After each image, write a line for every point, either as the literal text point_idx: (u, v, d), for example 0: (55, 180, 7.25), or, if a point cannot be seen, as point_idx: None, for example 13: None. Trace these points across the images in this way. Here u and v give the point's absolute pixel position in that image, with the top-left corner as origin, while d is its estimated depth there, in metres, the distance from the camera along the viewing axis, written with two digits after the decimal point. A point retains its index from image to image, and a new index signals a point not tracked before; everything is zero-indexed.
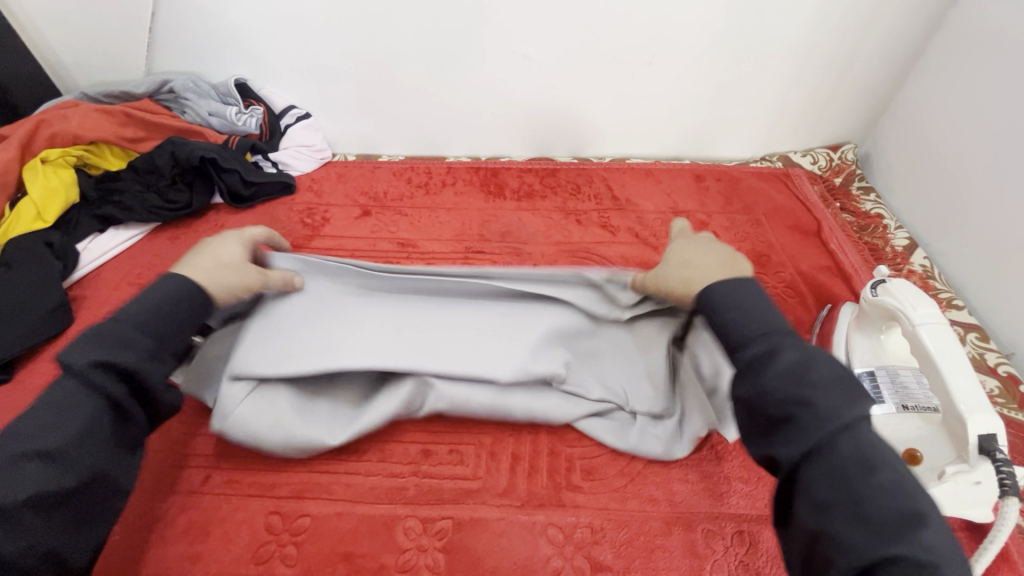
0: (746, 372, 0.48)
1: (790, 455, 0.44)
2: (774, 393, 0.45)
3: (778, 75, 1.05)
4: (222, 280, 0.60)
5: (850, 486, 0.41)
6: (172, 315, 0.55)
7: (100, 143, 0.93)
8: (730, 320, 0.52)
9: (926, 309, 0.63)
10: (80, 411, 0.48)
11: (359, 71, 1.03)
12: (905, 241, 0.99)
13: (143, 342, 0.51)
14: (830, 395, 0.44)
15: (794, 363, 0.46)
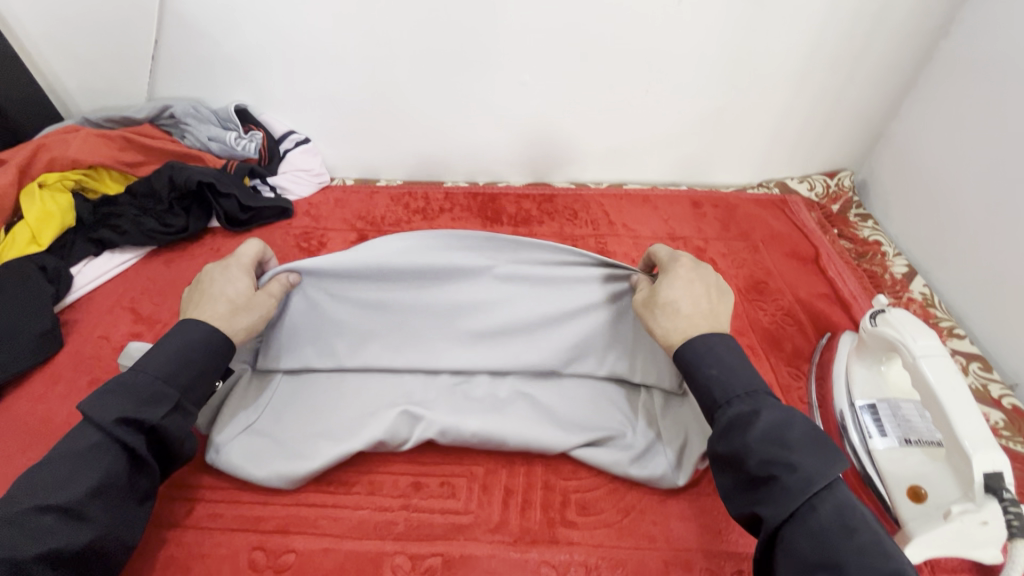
0: (728, 430, 0.53)
1: (775, 514, 0.48)
2: (758, 455, 0.50)
3: (774, 103, 1.06)
4: (243, 322, 0.63)
5: (830, 546, 0.45)
6: (192, 368, 0.59)
7: (99, 167, 0.94)
8: (713, 376, 0.56)
9: (926, 341, 0.62)
10: (101, 464, 0.52)
11: (359, 98, 1.04)
12: (904, 268, 0.98)
13: (165, 393, 0.56)
14: (807, 456, 0.48)
15: (774, 425, 0.51)
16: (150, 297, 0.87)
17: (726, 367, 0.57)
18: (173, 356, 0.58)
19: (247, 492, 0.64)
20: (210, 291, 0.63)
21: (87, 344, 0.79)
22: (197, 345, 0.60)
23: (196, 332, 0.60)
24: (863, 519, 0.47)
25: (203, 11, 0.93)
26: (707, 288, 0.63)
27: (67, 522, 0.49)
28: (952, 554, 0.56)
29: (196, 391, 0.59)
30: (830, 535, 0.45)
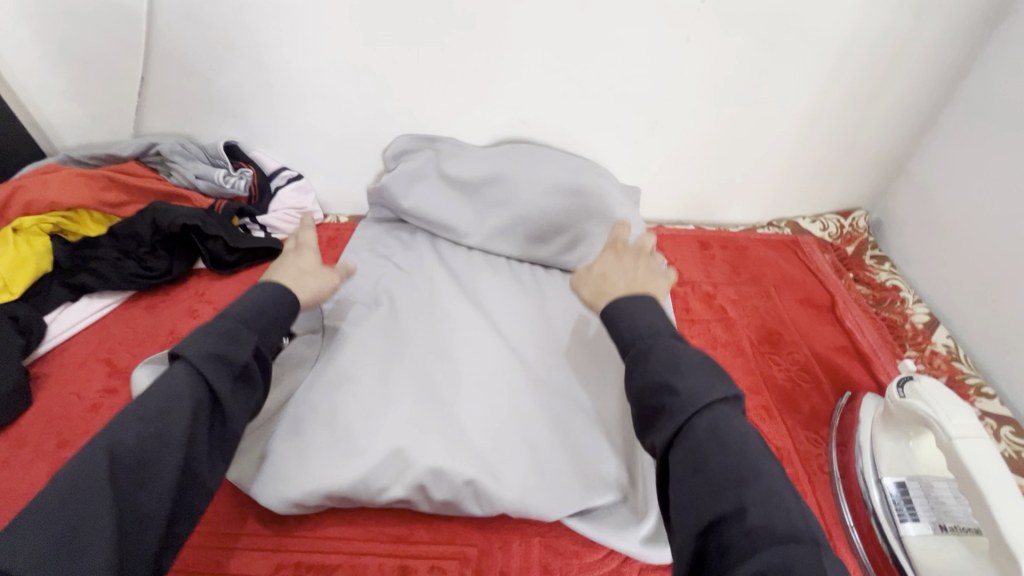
0: (636, 362, 0.50)
1: (662, 440, 0.46)
2: (649, 383, 0.48)
3: (784, 141, 1.02)
4: (309, 285, 0.71)
5: (705, 468, 0.42)
6: (267, 317, 0.60)
7: (80, 210, 0.89)
8: (624, 326, 0.54)
9: (961, 419, 0.56)
10: (188, 400, 0.50)
11: (354, 135, 1.01)
12: (925, 317, 0.92)
13: (248, 336, 0.56)
14: (691, 379, 0.46)
15: (664, 355, 0.49)
16: (128, 347, 0.82)
17: (638, 316, 0.54)
18: (251, 305, 0.60)
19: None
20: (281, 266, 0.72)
21: (56, 401, 0.75)
22: (268, 297, 0.62)
23: (261, 290, 0.62)
24: (741, 434, 0.44)
25: (192, 48, 0.90)
26: (641, 262, 0.66)
27: (164, 454, 0.47)
28: None
29: (270, 337, 0.60)
30: (704, 451, 0.43)
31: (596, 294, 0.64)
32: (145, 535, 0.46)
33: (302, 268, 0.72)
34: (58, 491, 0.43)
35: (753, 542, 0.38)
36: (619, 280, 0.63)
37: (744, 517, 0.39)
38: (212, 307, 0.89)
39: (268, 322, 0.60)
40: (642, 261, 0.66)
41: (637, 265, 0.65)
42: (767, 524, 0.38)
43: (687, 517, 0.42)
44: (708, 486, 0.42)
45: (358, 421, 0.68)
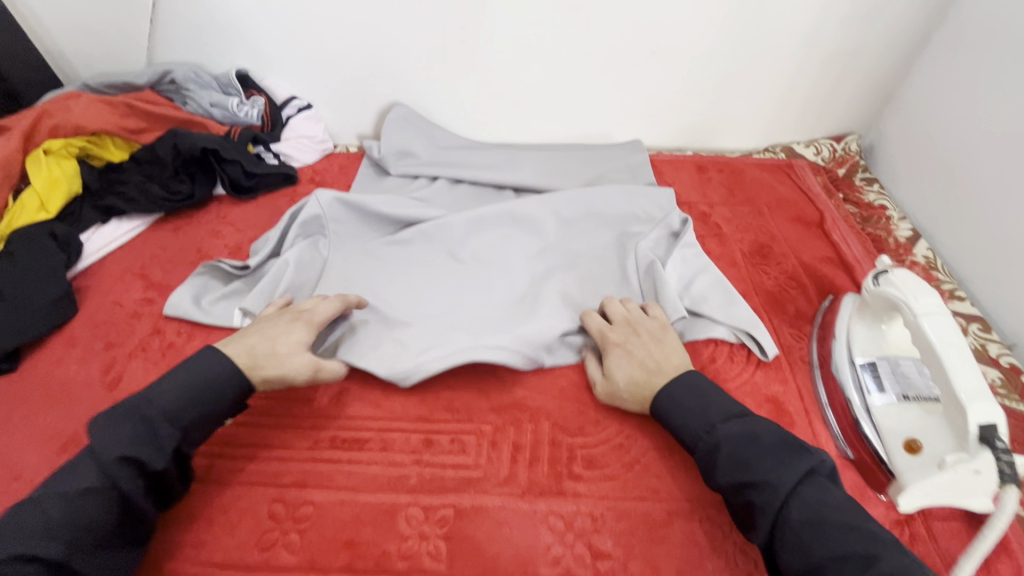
0: (707, 468, 0.57)
1: (762, 539, 0.52)
2: (729, 487, 0.55)
3: (782, 66, 1.04)
4: (266, 373, 0.62)
5: (814, 563, 0.48)
6: (198, 408, 0.58)
7: (102, 134, 0.94)
8: (681, 423, 0.61)
9: (928, 299, 0.62)
10: (83, 509, 0.50)
11: (359, 62, 1.03)
12: (908, 232, 0.98)
13: (169, 434, 0.55)
14: (768, 471, 0.53)
15: (735, 450, 0.56)
16: (160, 264, 0.88)
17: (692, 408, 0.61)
18: (182, 392, 0.58)
19: (265, 449, 0.67)
20: (250, 341, 0.64)
21: (100, 310, 0.81)
22: (214, 379, 0.59)
23: (221, 369, 0.60)
24: (833, 513, 0.50)
25: None
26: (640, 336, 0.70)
27: (55, 572, 0.48)
28: (944, 504, 0.58)
29: (195, 432, 0.58)
30: (808, 543, 0.49)
31: (638, 404, 0.66)
32: None
33: (275, 348, 0.63)
34: None
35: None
36: (644, 376, 0.66)
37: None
38: (234, 229, 0.94)
39: (203, 412, 0.58)
40: (644, 335, 0.70)
41: (647, 341, 0.69)
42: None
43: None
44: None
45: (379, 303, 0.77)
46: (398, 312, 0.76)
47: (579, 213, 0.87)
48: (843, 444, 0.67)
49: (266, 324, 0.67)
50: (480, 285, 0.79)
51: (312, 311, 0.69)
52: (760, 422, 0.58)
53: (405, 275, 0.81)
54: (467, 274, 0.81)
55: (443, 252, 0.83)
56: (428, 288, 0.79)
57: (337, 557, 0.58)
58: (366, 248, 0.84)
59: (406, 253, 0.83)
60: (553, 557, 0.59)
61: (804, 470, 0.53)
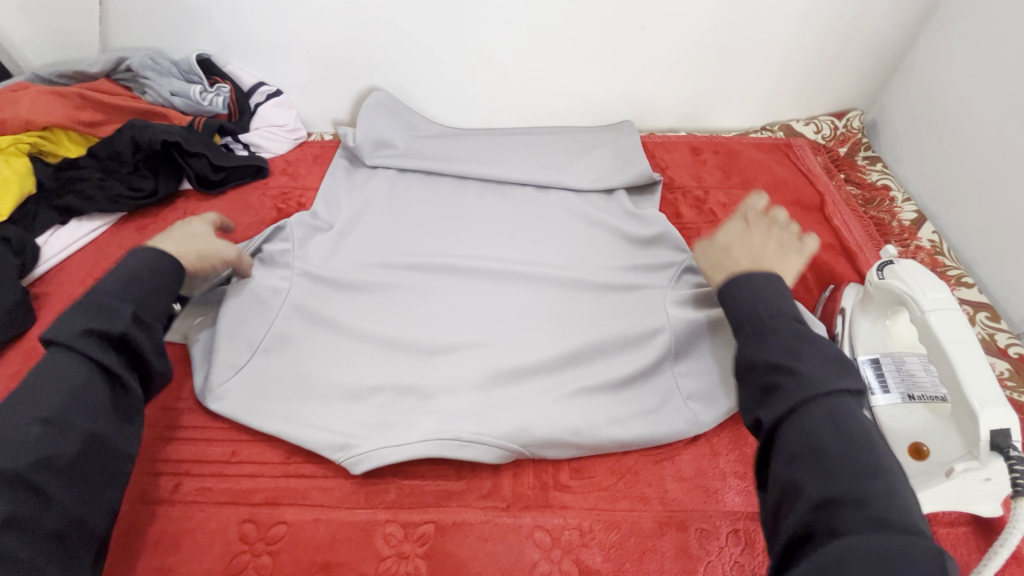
0: (751, 340, 0.48)
1: (772, 416, 0.44)
2: (764, 360, 0.46)
3: (781, 36, 0.97)
4: (194, 247, 0.66)
5: (820, 451, 0.41)
6: (146, 287, 0.58)
7: (55, 129, 0.87)
8: (746, 303, 0.50)
9: (936, 294, 0.58)
10: (70, 378, 0.51)
11: (328, 43, 0.96)
12: (913, 214, 0.93)
13: (122, 307, 0.55)
14: (812, 364, 0.44)
15: (788, 334, 0.47)
16: None
17: (761, 294, 0.50)
18: (127, 275, 0.58)
19: (237, 465, 0.63)
20: (164, 231, 0.67)
21: (61, 318, 0.76)
22: (144, 262, 0.59)
23: (150, 258, 0.60)
24: (859, 426, 0.42)
25: None
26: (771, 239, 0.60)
27: (53, 434, 0.49)
28: (949, 508, 0.56)
29: (152, 305, 0.58)
30: (818, 435, 0.41)
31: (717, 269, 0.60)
32: (56, 501, 0.48)
33: (193, 236, 0.67)
34: None
35: (865, 532, 0.36)
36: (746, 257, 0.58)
37: (864, 507, 0.38)
38: None
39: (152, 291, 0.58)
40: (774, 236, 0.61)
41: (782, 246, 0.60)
42: (888, 518, 0.37)
43: (796, 500, 0.40)
44: (825, 474, 0.40)
45: (361, 320, 0.74)
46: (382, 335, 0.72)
47: (562, 238, 0.85)
48: None
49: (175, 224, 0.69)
50: (461, 302, 0.76)
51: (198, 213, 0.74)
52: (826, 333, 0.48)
53: (390, 292, 0.77)
54: (449, 289, 0.78)
55: (428, 263, 0.81)
56: (415, 300, 0.77)
57: None
58: (347, 262, 0.81)
59: (389, 269, 0.80)
60: None
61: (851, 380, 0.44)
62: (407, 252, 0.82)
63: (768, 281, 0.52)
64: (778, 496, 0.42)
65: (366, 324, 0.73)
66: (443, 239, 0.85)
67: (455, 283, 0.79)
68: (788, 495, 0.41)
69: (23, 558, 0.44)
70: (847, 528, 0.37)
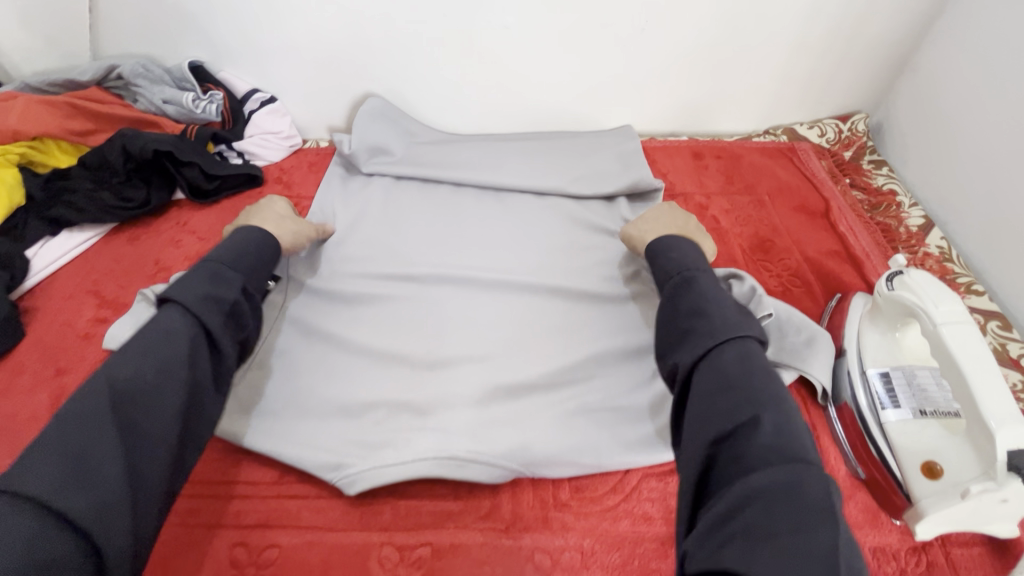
0: (674, 296, 0.61)
1: (688, 359, 0.54)
2: (683, 311, 0.58)
3: (784, 38, 0.95)
4: (290, 227, 0.75)
5: (725, 385, 0.50)
6: (247, 261, 0.64)
7: (44, 138, 0.85)
8: (672, 259, 0.65)
9: (949, 306, 0.56)
10: (186, 335, 0.53)
11: (324, 49, 0.95)
12: (921, 220, 0.91)
13: (233, 280, 0.60)
14: (722, 316, 0.56)
15: (704, 294, 0.59)
16: (115, 279, 0.82)
17: (683, 254, 0.66)
18: (236, 252, 0.64)
19: (227, 485, 0.61)
20: (256, 212, 0.76)
21: (50, 332, 0.75)
22: (249, 240, 0.67)
23: (250, 237, 0.67)
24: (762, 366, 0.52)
25: None
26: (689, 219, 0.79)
27: (164, 385, 0.50)
28: (964, 528, 0.54)
29: (254, 280, 0.64)
30: (727, 371, 0.51)
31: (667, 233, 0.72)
32: (160, 452, 0.48)
33: (281, 216, 0.76)
34: (56, 430, 0.44)
35: (762, 445, 0.45)
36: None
37: (759, 429, 0.46)
38: (196, 237, 0.88)
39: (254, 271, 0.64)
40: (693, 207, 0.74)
41: (687, 219, 0.79)
42: (781, 439, 0.45)
43: (705, 426, 0.48)
44: (730, 401, 0.49)
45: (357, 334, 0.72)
46: (378, 349, 0.70)
47: (562, 247, 0.83)
48: (854, 463, 0.61)
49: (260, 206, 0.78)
50: (458, 314, 0.74)
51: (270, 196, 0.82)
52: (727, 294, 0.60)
53: (386, 305, 0.75)
54: (447, 301, 0.76)
55: (425, 274, 0.79)
56: (411, 311, 0.75)
57: None
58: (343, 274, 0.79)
59: (385, 277, 0.78)
60: None
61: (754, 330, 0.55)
62: (404, 262, 0.81)
63: (688, 246, 0.68)
64: (693, 428, 0.50)
65: (362, 338, 0.72)
66: (440, 249, 0.83)
67: (452, 294, 0.77)
68: (699, 424, 0.49)
69: (134, 499, 0.45)
70: (747, 442, 0.45)
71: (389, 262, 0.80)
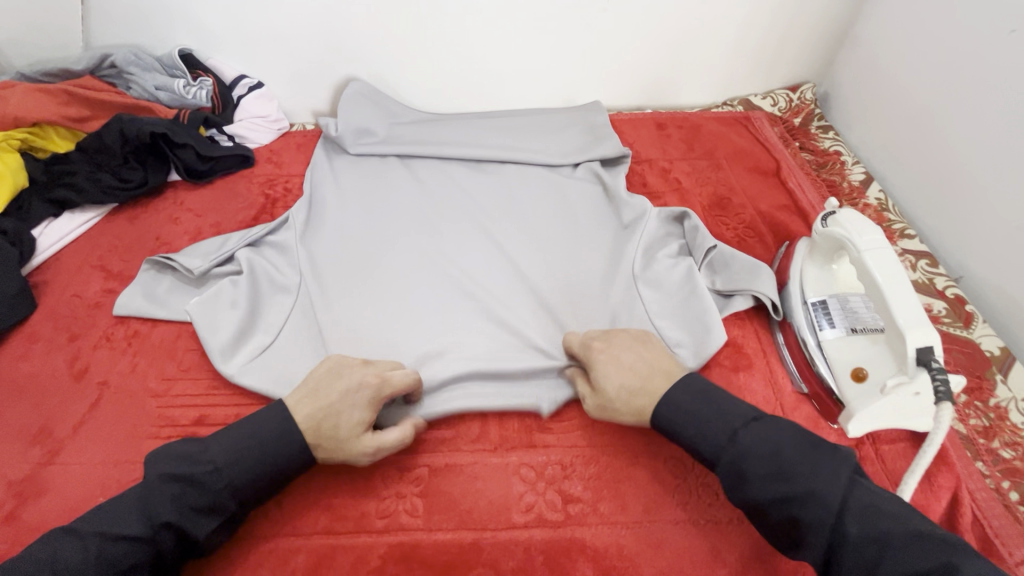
0: (736, 480, 0.53)
1: (816, 558, 0.49)
2: (766, 501, 0.51)
3: (736, 16, 1.03)
4: (335, 451, 0.58)
5: (877, 570, 0.46)
6: (261, 478, 0.55)
7: (43, 124, 0.90)
8: (693, 434, 0.56)
9: (870, 236, 0.65)
10: (128, 558, 0.50)
11: (308, 36, 1.00)
12: (862, 175, 1.01)
13: (225, 505, 0.54)
14: (807, 476, 0.50)
15: (759, 462, 0.52)
16: (118, 254, 0.87)
17: (693, 409, 0.57)
18: (236, 445, 0.55)
19: None
20: (324, 403, 0.58)
21: (61, 303, 0.80)
22: (259, 437, 0.56)
23: (267, 419, 0.57)
24: (889, 519, 0.47)
25: None
26: (631, 343, 0.64)
27: None
28: (890, 426, 0.63)
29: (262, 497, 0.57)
30: (875, 560, 0.46)
31: (637, 413, 0.59)
32: None
33: (343, 435, 0.57)
34: None
35: None
36: (640, 380, 0.60)
37: None
38: (193, 215, 0.93)
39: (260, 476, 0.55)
40: (630, 339, 0.64)
41: (637, 353, 0.62)
42: None
43: None
44: None
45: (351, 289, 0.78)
46: (373, 302, 0.76)
47: (537, 204, 0.90)
48: (799, 380, 0.70)
49: (333, 384, 0.59)
50: (446, 269, 0.80)
51: (383, 378, 0.61)
52: (779, 423, 0.54)
53: (379, 262, 0.81)
54: (430, 257, 0.82)
55: (410, 237, 0.85)
56: (401, 269, 0.80)
57: (318, 520, 0.60)
58: (340, 235, 0.84)
59: (378, 237, 0.84)
60: (526, 505, 0.61)
61: (845, 471, 0.50)
62: (392, 227, 0.86)
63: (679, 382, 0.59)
64: None
65: (361, 290, 0.77)
66: (426, 211, 0.89)
67: (433, 255, 0.82)
68: None
69: None
70: None
71: (380, 227, 0.86)
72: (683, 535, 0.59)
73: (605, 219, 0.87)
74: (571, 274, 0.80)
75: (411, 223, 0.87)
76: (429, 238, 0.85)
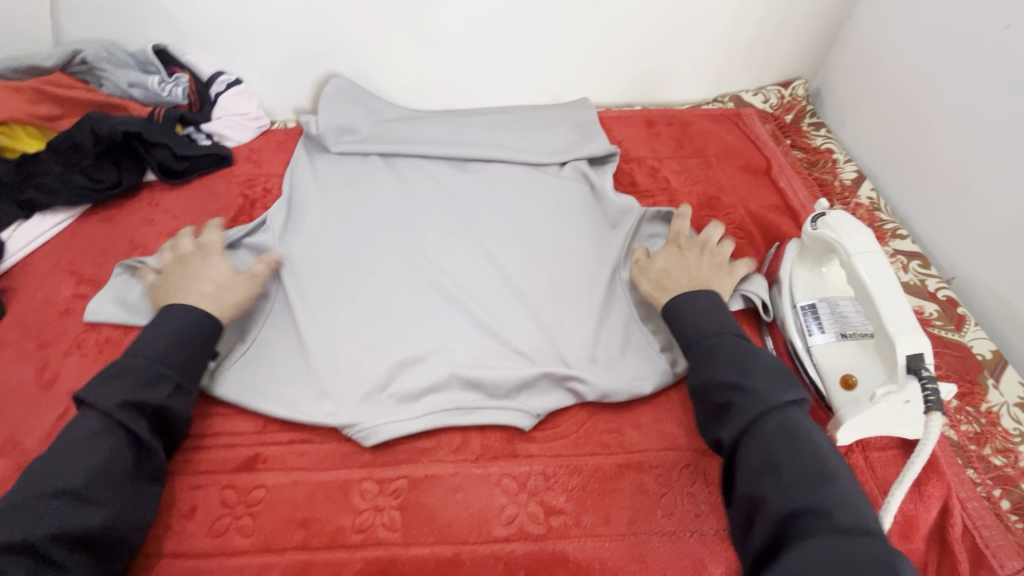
0: (705, 356, 0.59)
1: (731, 441, 0.54)
2: (716, 382, 0.57)
3: (726, 10, 1.01)
4: (230, 300, 0.68)
5: (773, 461, 0.50)
6: (189, 348, 0.62)
7: (12, 123, 0.87)
8: (687, 325, 0.63)
9: (861, 239, 0.63)
10: (100, 447, 0.53)
11: (287, 31, 0.97)
12: (854, 174, 0.99)
13: (168, 377, 0.59)
14: (764, 382, 0.55)
15: (730, 355, 0.58)
16: (91, 258, 0.84)
17: (699, 313, 0.63)
18: (172, 335, 0.61)
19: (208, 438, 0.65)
20: (192, 277, 0.70)
21: (31, 309, 0.78)
22: (192, 321, 0.63)
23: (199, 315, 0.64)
24: (804, 430, 0.53)
25: None
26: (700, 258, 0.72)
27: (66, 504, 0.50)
28: (880, 433, 0.61)
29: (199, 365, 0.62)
30: (776, 449, 0.51)
31: (655, 289, 0.71)
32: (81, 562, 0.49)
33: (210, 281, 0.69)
34: None
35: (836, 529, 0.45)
36: (681, 276, 0.69)
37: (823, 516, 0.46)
38: (169, 216, 0.90)
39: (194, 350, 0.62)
40: (707, 260, 0.72)
41: (698, 264, 0.71)
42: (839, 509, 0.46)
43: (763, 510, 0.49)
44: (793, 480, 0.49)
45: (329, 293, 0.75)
46: (352, 307, 0.74)
47: (523, 204, 0.87)
48: None
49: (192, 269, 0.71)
50: (427, 272, 0.78)
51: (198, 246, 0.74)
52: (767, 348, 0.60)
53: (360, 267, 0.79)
54: (412, 260, 0.79)
55: (393, 239, 0.82)
56: (381, 273, 0.78)
57: (292, 535, 0.58)
58: (319, 238, 0.82)
59: (358, 240, 0.82)
60: (507, 517, 0.60)
61: (796, 393, 0.54)
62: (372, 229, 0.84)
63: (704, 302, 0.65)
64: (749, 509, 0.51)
65: (339, 297, 0.75)
66: (409, 211, 0.87)
67: (415, 257, 0.80)
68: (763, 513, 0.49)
69: None
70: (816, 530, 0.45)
71: (360, 230, 0.83)
72: (667, 547, 0.58)
73: (591, 220, 0.85)
74: (556, 277, 0.78)
75: (392, 225, 0.84)
76: (411, 239, 0.82)
